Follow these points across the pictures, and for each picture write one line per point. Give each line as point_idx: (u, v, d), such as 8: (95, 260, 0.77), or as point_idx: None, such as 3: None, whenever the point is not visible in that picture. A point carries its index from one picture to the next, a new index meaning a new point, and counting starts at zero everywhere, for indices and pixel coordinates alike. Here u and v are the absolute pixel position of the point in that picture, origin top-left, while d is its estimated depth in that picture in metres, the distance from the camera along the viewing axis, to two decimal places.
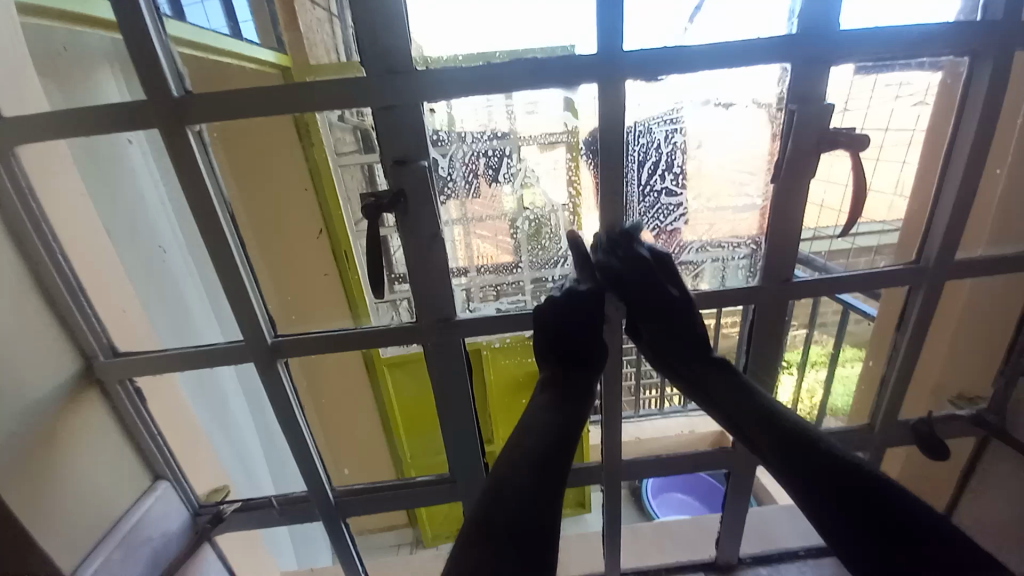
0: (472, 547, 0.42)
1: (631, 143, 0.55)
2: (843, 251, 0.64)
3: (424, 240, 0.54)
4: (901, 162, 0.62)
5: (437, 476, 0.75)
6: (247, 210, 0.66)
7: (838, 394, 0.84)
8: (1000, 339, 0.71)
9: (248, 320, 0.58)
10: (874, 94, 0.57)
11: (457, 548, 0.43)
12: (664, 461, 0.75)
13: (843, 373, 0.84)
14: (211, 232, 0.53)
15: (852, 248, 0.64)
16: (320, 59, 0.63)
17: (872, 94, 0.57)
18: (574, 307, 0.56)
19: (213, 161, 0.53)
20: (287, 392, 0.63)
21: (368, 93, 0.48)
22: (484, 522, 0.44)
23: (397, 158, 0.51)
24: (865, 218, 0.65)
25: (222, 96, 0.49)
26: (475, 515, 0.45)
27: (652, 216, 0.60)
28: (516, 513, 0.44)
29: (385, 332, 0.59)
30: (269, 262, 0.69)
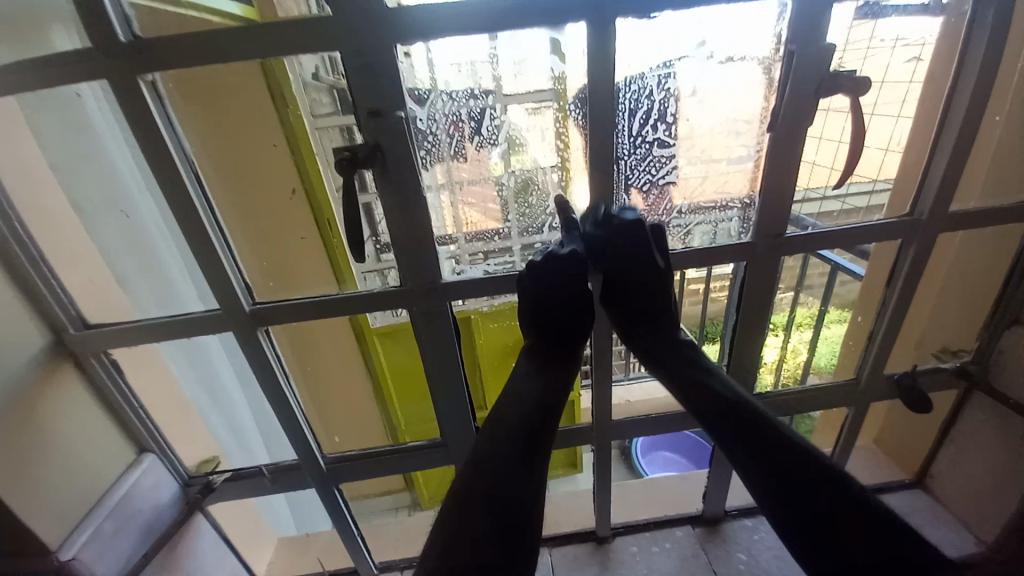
0: (456, 519, 0.44)
1: (622, 91, 0.52)
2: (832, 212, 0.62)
3: (405, 198, 0.52)
4: (894, 117, 0.60)
5: (428, 440, 0.75)
6: (215, 173, 0.62)
7: (823, 353, 0.84)
8: (986, 293, 0.72)
9: (223, 288, 0.55)
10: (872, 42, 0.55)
11: (439, 518, 0.45)
12: (653, 420, 0.76)
13: (827, 333, 0.84)
14: (177, 194, 0.50)
15: (841, 208, 0.62)
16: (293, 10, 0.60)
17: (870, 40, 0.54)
18: (558, 272, 0.53)
19: (171, 115, 0.49)
20: (270, 360, 0.62)
21: (337, 35, 0.44)
22: (463, 492, 0.45)
23: (372, 108, 0.47)
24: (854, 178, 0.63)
25: (177, 41, 0.44)
26: (460, 488, 0.46)
27: (645, 170, 0.57)
28: (495, 483, 0.45)
29: (367, 298, 0.57)
30: (243, 229, 0.66)
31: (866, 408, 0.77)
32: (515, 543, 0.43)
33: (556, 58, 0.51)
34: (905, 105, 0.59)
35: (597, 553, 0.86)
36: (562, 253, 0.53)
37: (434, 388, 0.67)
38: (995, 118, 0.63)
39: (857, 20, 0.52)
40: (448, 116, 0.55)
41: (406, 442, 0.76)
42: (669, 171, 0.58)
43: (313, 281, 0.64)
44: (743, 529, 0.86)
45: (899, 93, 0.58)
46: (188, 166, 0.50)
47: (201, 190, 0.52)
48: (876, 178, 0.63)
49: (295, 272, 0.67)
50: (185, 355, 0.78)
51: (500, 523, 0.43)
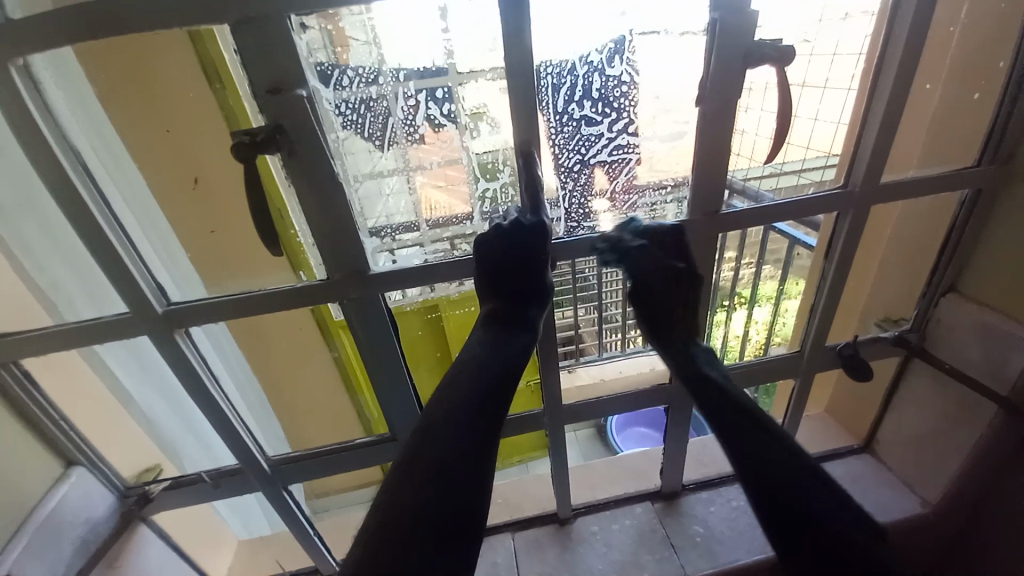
0: (395, 494, 0.40)
1: (542, 72, 0.50)
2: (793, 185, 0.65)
3: (320, 184, 0.48)
4: (846, 90, 0.60)
5: (378, 436, 0.73)
6: (107, 155, 0.56)
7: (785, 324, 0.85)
8: (923, 261, 0.73)
9: (130, 290, 0.52)
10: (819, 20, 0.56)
11: (384, 493, 0.41)
12: (605, 401, 0.76)
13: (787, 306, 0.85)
14: (63, 189, 0.45)
15: (800, 181, 0.65)
16: None
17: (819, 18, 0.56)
18: (514, 242, 0.51)
19: (50, 101, 0.44)
20: (192, 361, 0.58)
21: (217, 7, 0.40)
22: (412, 463, 0.41)
23: (271, 86, 0.44)
24: (811, 150, 0.65)
25: (45, 15, 0.40)
26: (405, 460, 0.42)
27: (573, 148, 0.57)
28: (444, 456, 0.41)
29: (288, 293, 0.54)
30: (151, 219, 0.61)
31: (812, 379, 0.79)
32: (457, 527, 0.39)
33: (479, 35, 0.49)
34: (855, 78, 0.59)
35: (557, 535, 0.86)
36: (526, 223, 0.52)
37: (374, 382, 0.65)
38: (926, 86, 0.65)
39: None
40: (367, 101, 0.55)
41: (355, 438, 0.74)
42: (631, 149, 0.58)
43: (253, 272, 0.63)
44: (699, 502, 0.88)
45: (850, 67, 0.59)
46: (73, 156, 0.46)
47: (91, 183, 0.48)
48: (830, 155, 0.64)
49: (238, 269, 0.64)
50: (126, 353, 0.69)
51: (441, 505, 0.39)
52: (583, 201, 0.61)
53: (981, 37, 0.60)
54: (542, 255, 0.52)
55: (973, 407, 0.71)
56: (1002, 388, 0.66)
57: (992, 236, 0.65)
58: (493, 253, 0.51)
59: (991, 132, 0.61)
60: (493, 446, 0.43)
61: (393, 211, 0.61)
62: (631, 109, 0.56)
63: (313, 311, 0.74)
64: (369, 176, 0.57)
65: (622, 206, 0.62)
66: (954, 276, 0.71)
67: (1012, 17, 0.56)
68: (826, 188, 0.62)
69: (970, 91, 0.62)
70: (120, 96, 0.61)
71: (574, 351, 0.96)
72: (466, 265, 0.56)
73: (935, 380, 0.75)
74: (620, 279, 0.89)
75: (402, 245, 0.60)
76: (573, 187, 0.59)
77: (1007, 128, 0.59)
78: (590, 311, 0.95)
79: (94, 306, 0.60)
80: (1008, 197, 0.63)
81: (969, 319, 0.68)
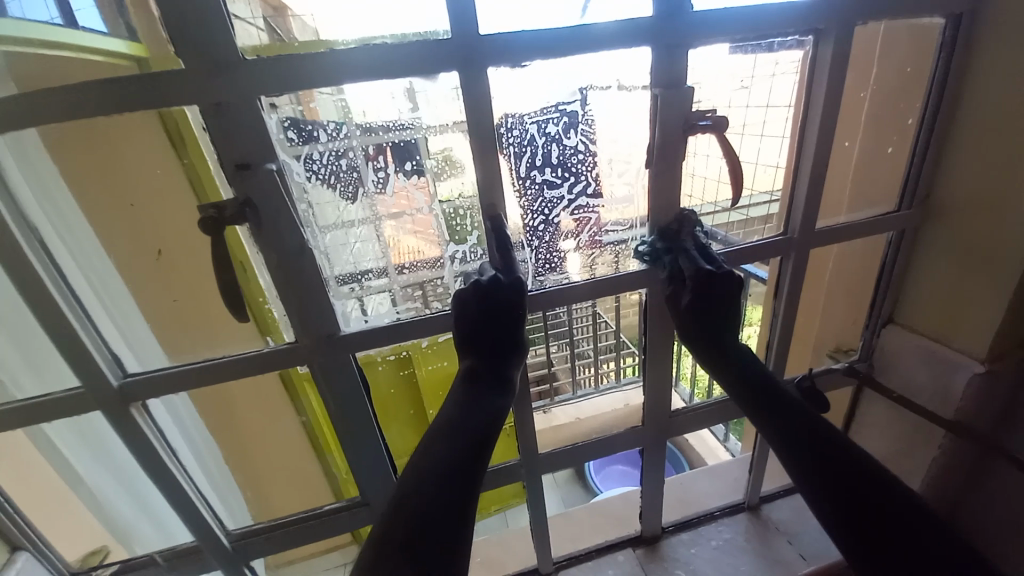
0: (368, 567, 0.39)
1: (505, 135, 0.54)
2: (738, 222, 0.70)
3: (289, 248, 0.50)
4: (781, 137, 0.65)
5: (347, 501, 0.70)
6: (68, 223, 0.55)
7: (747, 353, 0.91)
8: (863, 295, 0.79)
9: (83, 364, 0.50)
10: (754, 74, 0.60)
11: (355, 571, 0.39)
12: (580, 448, 0.76)
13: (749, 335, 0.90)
14: (13, 263, 0.44)
15: (745, 218, 0.70)
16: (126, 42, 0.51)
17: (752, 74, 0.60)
18: (492, 304, 0.53)
19: (8, 180, 0.44)
20: (150, 437, 0.55)
21: (188, 91, 0.42)
22: (384, 538, 0.40)
23: (239, 162, 0.45)
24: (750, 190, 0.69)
25: (9, 98, 0.40)
26: (379, 532, 0.41)
27: (537, 210, 0.60)
28: (418, 527, 0.40)
29: (259, 357, 0.54)
30: (110, 285, 0.59)
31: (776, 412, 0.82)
32: None
33: (439, 111, 0.52)
34: (788, 124, 0.63)
35: None
36: (502, 282, 0.54)
37: (344, 443, 0.64)
38: (845, 143, 0.76)
39: (734, 54, 0.57)
40: (340, 162, 0.54)
41: (324, 504, 0.70)
42: (592, 207, 0.62)
43: (226, 334, 0.62)
44: (681, 544, 0.87)
45: (782, 114, 0.63)
46: (30, 233, 0.45)
47: (48, 258, 0.46)
48: (773, 191, 0.69)
49: (205, 337, 0.64)
50: (74, 430, 0.61)
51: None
52: (553, 244, 0.63)
53: (890, 98, 0.68)
54: (517, 316, 0.53)
55: (921, 432, 0.75)
56: (946, 412, 0.71)
57: (920, 271, 0.72)
58: (470, 309, 0.53)
59: (907, 180, 0.68)
60: (470, 512, 0.42)
61: (362, 257, 0.60)
62: (588, 173, 0.60)
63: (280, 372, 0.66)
64: (336, 225, 0.56)
65: (592, 248, 0.65)
66: (891, 309, 0.76)
67: (914, 83, 0.65)
68: (769, 235, 0.67)
69: (884, 146, 0.70)
70: (86, 167, 0.58)
71: (549, 391, 0.96)
72: (436, 321, 0.58)
73: (887, 408, 0.80)
74: (588, 311, 0.84)
75: (371, 291, 0.61)
76: (540, 238, 0.62)
77: (920, 178, 0.67)
78: (563, 348, 0.94)
79: (39, 383, 0.55)
80: (925, 234, 0.69)
81: (910, 349, 0.73)
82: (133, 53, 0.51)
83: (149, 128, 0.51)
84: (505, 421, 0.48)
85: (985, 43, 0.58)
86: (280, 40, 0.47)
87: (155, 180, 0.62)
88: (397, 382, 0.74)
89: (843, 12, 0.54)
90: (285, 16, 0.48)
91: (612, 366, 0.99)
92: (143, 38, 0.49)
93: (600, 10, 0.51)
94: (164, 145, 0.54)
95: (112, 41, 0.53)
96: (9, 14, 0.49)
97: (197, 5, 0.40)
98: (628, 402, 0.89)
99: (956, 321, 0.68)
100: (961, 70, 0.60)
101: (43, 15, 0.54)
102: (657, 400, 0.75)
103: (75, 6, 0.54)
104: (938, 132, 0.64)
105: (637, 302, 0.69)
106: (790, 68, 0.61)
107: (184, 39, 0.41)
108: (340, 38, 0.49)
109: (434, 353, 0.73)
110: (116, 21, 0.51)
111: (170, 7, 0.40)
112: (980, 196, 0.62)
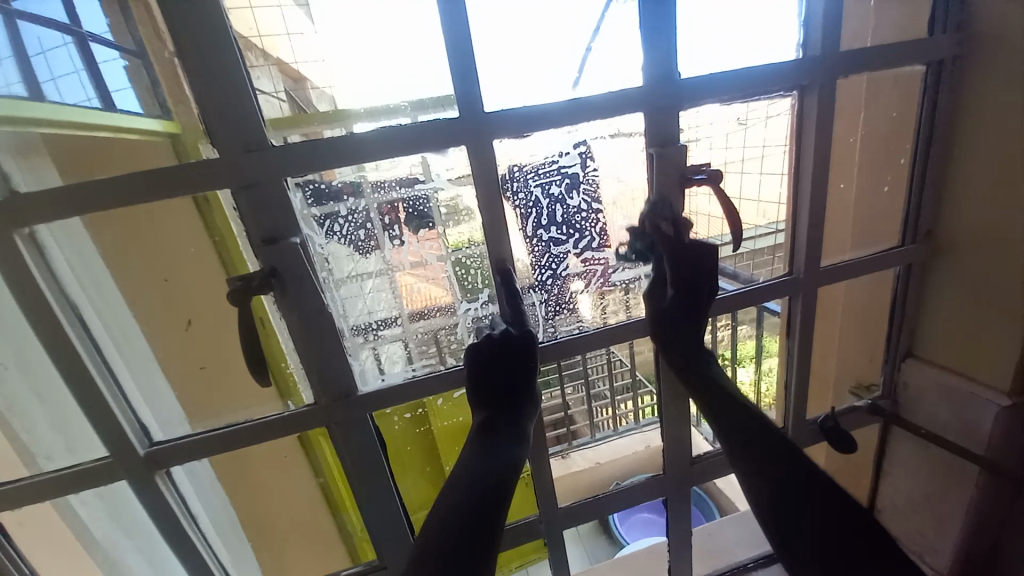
0: None
1: (512, 197, 0.58)
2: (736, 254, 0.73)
3: (310, 313, 0.52)
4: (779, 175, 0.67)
5: (366, 564, 0.69)
6: (104, 296, 0.58)
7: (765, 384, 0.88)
8: (878, 328, 0.78)
9: (113, 433, 0.52)
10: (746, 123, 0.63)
11: None
12: (601, 500, 0.74)
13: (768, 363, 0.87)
14: (56, 341, 0.47)
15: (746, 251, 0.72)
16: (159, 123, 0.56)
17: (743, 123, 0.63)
18: (505, 353, 0.54)
19: (53, 264, 0.47)
20: (172, 503, 0.56)
21: (221, 177, 0.46)
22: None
23: (266, 236, 0.49)
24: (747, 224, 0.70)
25: (60, 191, 0.44)
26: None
27: (545, 263, 0.63)
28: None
29: (279, 421, 0.55)
30: (139, 353, 0.62)
31: None
32: None
33: (448, 167, 0.55)
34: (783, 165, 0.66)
35: None
36: (512, 335, 0.55)
37: (361, 504, 0.63)
38: (840, 185, 0.78)
39: (726, 108, 0.60)
40: (359, 231, 0.58)
41: (340, 569, 0.69)
42: (598, 257, 0.65)
43: (249, 398, 0.64)
44: None
45: (777, 158, 0.66)
46: (70, 311, 0.48)
47: (85, 332, 0.49)
48: (776, 223, 0.69)
49: (228, 400, 0.65)
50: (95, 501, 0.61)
51: None
52: (563, 292, 0.65)
53: (880, 140, 0.71)
54: (529, 364, 0.55)
55: (956, 471, 0.72)
56: (977, 446, 0.68)
57: (932, 305, 0.72)
58: (483, 359, 0.54)
59: (908, 216, 0.69)
60: (493, 556, 0.42)
61: (373, 309, 0.61)
62: (592, 229, 0.63)
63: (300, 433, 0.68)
64: (349, 278, 0.58)
65: (601, 293, 0.66)
66: (909, 343, 0.76)
67: (902, 126, 0.67)
68: (774, 274, 0.69)
69: (881, 185, 0.72)
70: (126, 256, 0.62)
71: (567, 434, 0.91)
72: (451, 376, 0.59)
73: (917, 446, 0.77)
74: (603, 355, 0.79)
75: (385, 341, 0.62)
76: (548, 287, 0.64)
77: (921, 214, 0.68)
78: (579, 390, 0.87)
79: (67, 451, 0.57)
80: (935, 268, 0.70)
81: (934, 383, 0.72)
82: (165, 129, 0.56)
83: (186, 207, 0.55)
84: (521, 470, 0.48)
85: (968, 87, 0.61)
86: (302, 110, 0.51)
87: (188, 259, 0.66)
88: (413, 438, 0.73)
89: (826, 68, 0.58)
90: (304, 87, 0.53)
91: (630, 407, 0.92)
92: (174, 115, 0.53)
93: (591, 83, 0.55)
94: (196, 222, 0.57)
95: (145, 120, 0.58)
96: (48, 100, 0.55)
97: (233, 100, 0.45)
98: (647, 445, 0.87)
99: (977, 352, 0.67)
100: (948, 113, 0.63)
101: (83, 97, 0.59)
102: (677, 446, 0.73)
103: (113, 87, 0.61)
104: (931, 170, 0.66)
105: (649, 349, 0.70)
106: (782, 112, 0.63)
107: (220, 132, 0.45)
108: (355, 106, 0.54)
109: (450, 407, 0.72)
110: (154, 101, 0.56)
111: (208, 106, 0.45)
112: (981, 231, 0.63)
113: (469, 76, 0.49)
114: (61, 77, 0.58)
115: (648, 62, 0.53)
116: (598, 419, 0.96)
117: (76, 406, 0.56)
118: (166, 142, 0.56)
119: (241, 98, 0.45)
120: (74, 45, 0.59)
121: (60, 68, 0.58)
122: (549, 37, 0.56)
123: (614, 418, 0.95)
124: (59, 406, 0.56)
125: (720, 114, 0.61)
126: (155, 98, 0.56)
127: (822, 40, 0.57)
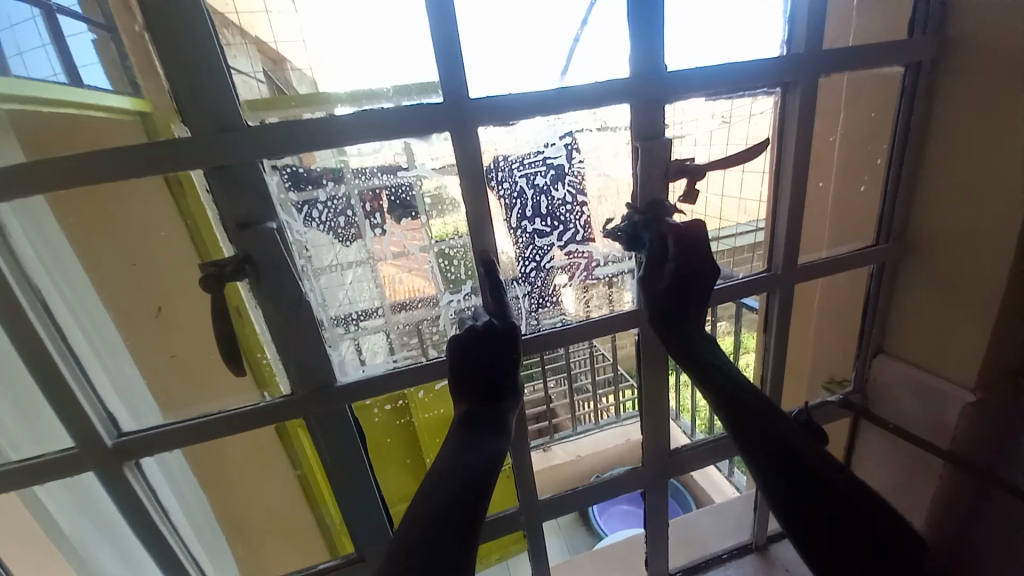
0: None
1: (497, 186, 0.57)
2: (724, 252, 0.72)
3: (288, 302, 0.51)
4: (761, 172, 0.68)
5: (344, 556, 0.68)
6: (69, 279, 0.56)
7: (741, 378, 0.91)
8: (851, 325, 0.80)
9: (78, 422, 0.50)
10: (732, 119, 0.64)
11: None
12: (582, 491, 0.75)
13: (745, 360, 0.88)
14: (16, 326, 0.45)
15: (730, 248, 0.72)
16: (127, 102, 0.54)
17: (729, 119, 0.63)
18: (490, 343, 0.54)
19: (11, 244, 0.45)
20: (141, 495, 0.54)
21: (195, 158, 0.44)
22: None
23: (241, 221, 0.47)
24: (727, 222, 0.71)
25: (17, 166, 0.41)
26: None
27: (529, 255, 0.63)
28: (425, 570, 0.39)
29: (254, 412, 0.54)
30: (108, 340, 0.59)
31: None
32: None
33: (432, 155, 0.54)
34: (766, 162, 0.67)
35: None
36: (497, 327, 0.54)
37: (340, 496, 0.62)
38: (820, 184, 0.79)
39: (710, 103, 0.61)
40: (339, 219, 0.57)
41: (318, 562, 0.68)
42: (582, 251, 0.65)
43: (223, 389, 0.62)
44: None
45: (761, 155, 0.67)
46: (31, 295, 0.46)
47: (49, 318, 0.47)
48: (758, 221, 0.70)
49: (202, 390, 0.64)
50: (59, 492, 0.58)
51: None
52: (547, 284, 0.65)
53: (859, 141, 0.72)
54: (513, 356, 0.54)
55: (922, 463, 0.75)
56: (943, 439, 0.71)
57: (904, 303, 0.74)
58: (467, 353, 0.53)
59: (883, 215, 0.71)
60: (475, 550, 0.42)
61: (354, 298, 0.60)
62: (577, 222, 0.63)
63: (277, 424, 0.66)
64: (330, 267, 0.57)
65: (586, 286, 0.66)
66: (880, 340, 0.78)
67: (880, 127, 0.69)
68: (755, 270, 0.69)
69: (858, 185, 0.74)
70: (92, 239, 0.60)
71: (547, 427, 0.92)
72: (433, 367, 0.58)
73: (887, 440, 0.80)
74: (585, 347, 0.78)
75: (366, 331, 0.61)
76: (531, 278, 0.64)
77: (895, 214, 0.70)
78: (561, 383, 0.87)
79: (29, 442, 0.54)
80: (908, 266, 0.72)
81: (905, 379, 0.74)
82: (135, 108, 0.53)
83: (157, 190, 0.53)
84: (502, 464, 0.48)
85: (944, 92, 0.63)
86: (280, 92, 0.50)
87: (159, 242, 0.65)
88: (393, 430, 0.72)
89: (809, 68, 0.58)
90: (284, 68, 0.51)
91: (611, 400, 0.93)
92: (145, 92, 0.51)
93: (579, 74, 0.55)
94: (169, 207, 0.56)
95: (115, 97, 0.55)
96: (14, 74, 0.53)
97: (208, 79, 0.43)
98: (628, 437, 0.88)
99: (945, 349, 0.70)
100: (923, 115, 0.65)
101: (49, 72, 0.57)
102: (657, 438, 0.74)
103: (80, 63, 0.58)
104: (907, 170, 0.67)
105: (630, 343, 0.70)
106: (766, 109, 0.64)
107: (193, 111, 0.44)
108: (337, 91, 0.52)
109: (431, 399, 0.72)
110: (124, 79, 0.54)
111: (179, 82, 0.43)
112: (951, 230, 0.65)
113: (454, 61, 0.48)
114: (28, 52, 0.55)
115: (635, 53, 0.53)
116: (579, 413, 0.97)
117: (39, 393, 0.53)
118: (137, 121, 0.53)
119: (215, 75, 0.43)
120: (42, 19, 0.57)
121: (25, 41, 0.55)
122: (536, 25, 0.55)
123: (595, 411, 0.97)
124: (21, 395, 0.53)
125: (705, 108, 0.61)
126: (123, 74, 0.53)
127: (806, 38, 0.58)
